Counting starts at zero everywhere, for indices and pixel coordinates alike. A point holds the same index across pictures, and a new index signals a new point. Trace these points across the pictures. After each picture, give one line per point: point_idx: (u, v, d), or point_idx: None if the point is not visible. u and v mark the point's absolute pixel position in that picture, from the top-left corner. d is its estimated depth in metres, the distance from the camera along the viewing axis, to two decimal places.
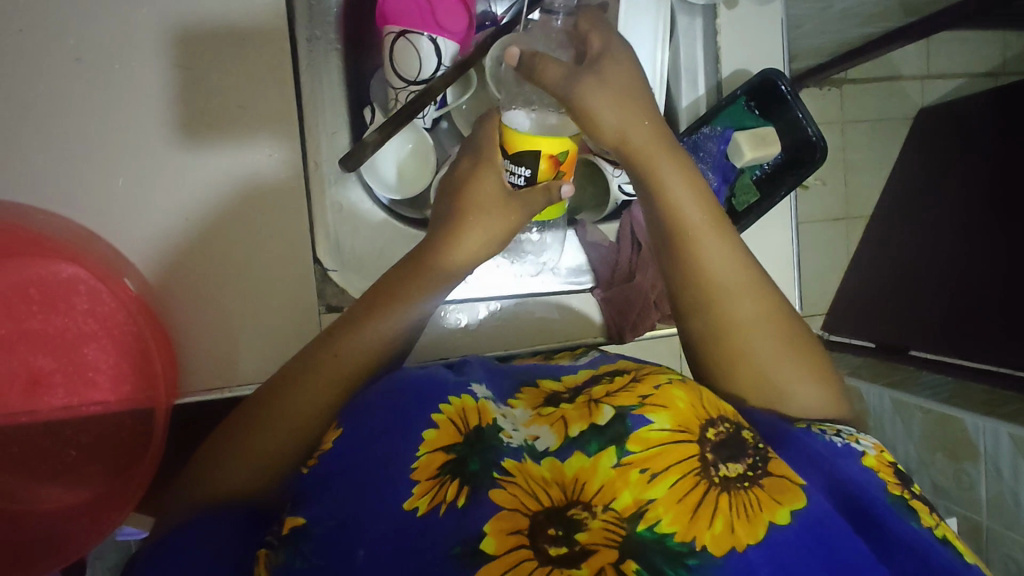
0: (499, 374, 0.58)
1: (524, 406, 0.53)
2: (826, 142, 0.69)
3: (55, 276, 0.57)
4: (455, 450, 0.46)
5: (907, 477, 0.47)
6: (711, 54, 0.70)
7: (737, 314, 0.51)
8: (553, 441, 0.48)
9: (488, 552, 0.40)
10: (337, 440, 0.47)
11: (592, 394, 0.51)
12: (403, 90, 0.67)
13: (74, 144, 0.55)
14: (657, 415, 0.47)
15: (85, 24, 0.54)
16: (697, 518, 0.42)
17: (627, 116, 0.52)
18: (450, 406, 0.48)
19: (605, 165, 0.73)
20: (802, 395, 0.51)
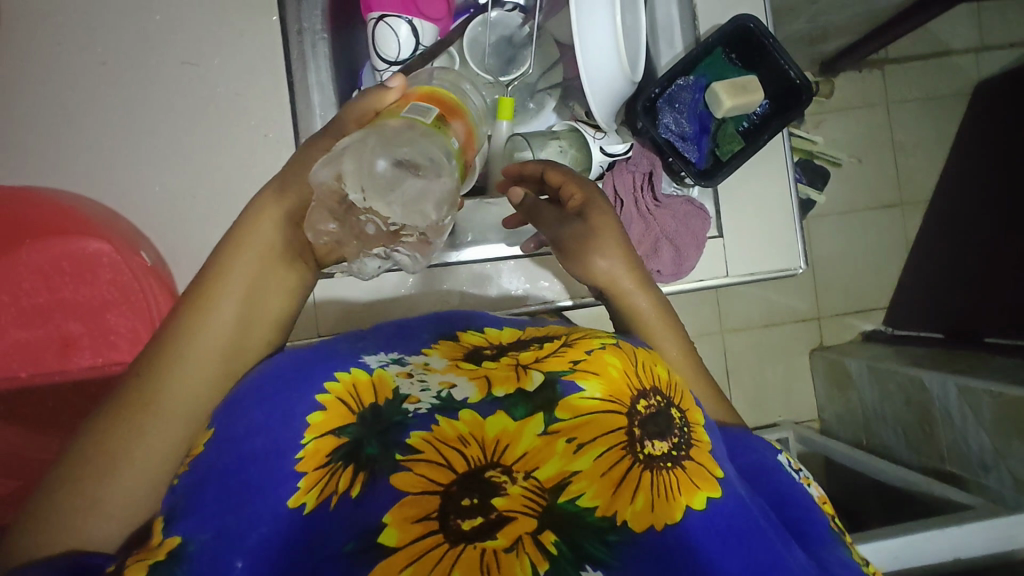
0: (413, 329, 0.53)
1: (438, 358, 0.48)
2: (812, 82, 0.67)
3: (82, 250, 0.64)
4: (350, 432, 0.42)
5: (842, 525, 0.51)
6: (687, 13, 0.71)
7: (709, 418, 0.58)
8: (472, 392, 0.43)
9: (389, 545, 0.36)
10: (207, 440, 0.43)
11: (519, 359, 0.47)
12: (387, 71, 0.72)
13: (94, 133, 0.64)
14: (588, 382, 0.44)
15: (108, 36, 0.65)
16: (620, 494, 0.39)
17: (616, 265, 0.60)
18: (338, 383, 0.44)
19: (586, 129, 0.74)
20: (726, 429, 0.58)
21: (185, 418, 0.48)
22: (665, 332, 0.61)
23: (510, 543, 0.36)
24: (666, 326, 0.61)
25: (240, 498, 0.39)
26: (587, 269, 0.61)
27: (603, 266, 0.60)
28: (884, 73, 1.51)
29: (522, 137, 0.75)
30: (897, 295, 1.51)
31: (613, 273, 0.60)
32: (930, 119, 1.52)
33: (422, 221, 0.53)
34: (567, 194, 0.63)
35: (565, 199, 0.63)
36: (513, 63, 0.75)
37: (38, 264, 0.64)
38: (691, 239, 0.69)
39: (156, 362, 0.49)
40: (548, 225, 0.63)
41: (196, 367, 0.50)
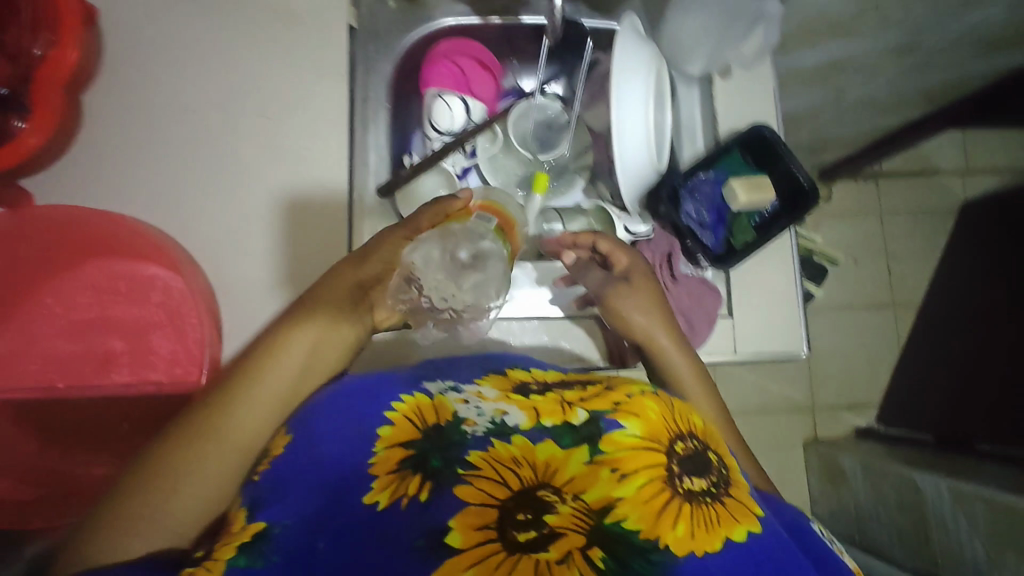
0: (468, 367, 0.62)
1: (490, 389, 0.56)
2: (819, 188, 0.74)
3: (140, 274, 0.69)
4: (415, 446, 0.49)
5: None
6: (708, 116, 0.80)
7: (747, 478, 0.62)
8: (523, 420, 0.51)
9: (454, 547, 0.42)
10: (286, 444, 0.53)
11: (564, 397, 0.54)
12: (437, 140, 0.79)
13: (168, 168, 0.70)
14: (629, 421, 0.49)
15: (196, 86, 0.72)
16: (662, 520, 0.44)
17: (651, 317, 0.68)
18: (405, 403, 0.53)
19: (612, 209, 0.82)
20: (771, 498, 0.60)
21: (244, 450, 0.54)
22: (699, 386, 0.66)
23: (561, 556, 0.42)
24: (703, 377, 0.67)
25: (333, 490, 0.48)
26: (624, 321, 0.69)
27: (638, 315, 0.68)
28: (878, 186, 1.63)
29: (556, 210, 0.84)
30: (889, 395, 1.55)
31: (653, 328, 0.68)
32: (920, 232, 1.62)
33: (484, 301, 0.63)
34: (612, 257, 0.71)
35: (611, 264, 0.72)
36: (550, 144, 0.83)
37: (98, 280, 0.70)
38: (703, 315, 0.75)
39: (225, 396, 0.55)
40: (595, 286, 0.72)
41: (259, 405, 0.55)
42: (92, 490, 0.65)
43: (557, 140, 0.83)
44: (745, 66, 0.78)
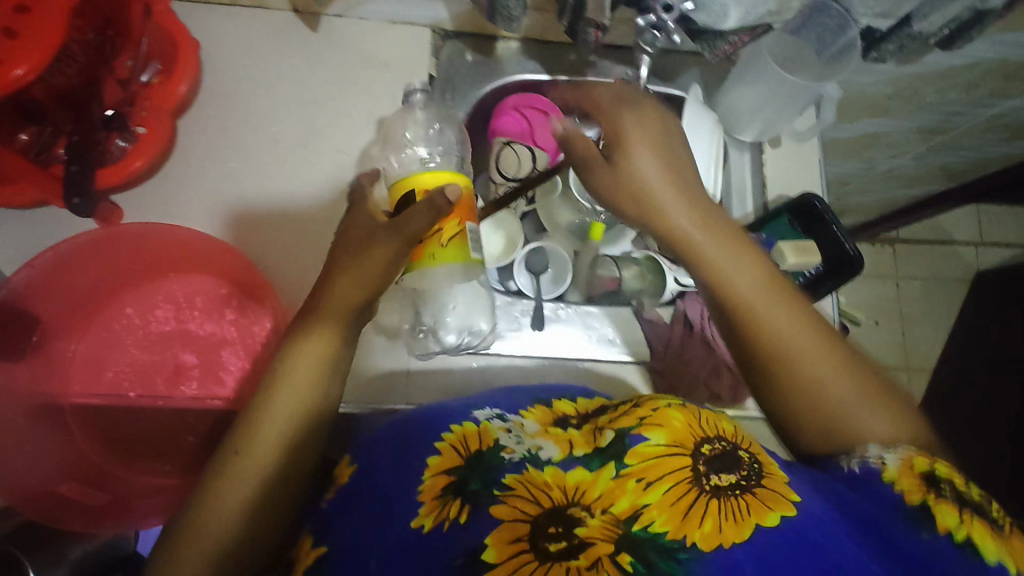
0: (513, 396, 0.64)
1: (531, 422, 0.58)
2: (864, 256, 0.78)
3: (217, 292, 0.72)
4: (457, 472, 0.52)
5: (939, 480, 0.45)
6: (758, 181, 0.85)
7: (823, 379, 0.52)
8: (556, 453, 0.53)
9: (490, 562, 0.44)
10: (351, 473, 0.57)
11: (596, 422, 0.55)
12: (503, 185, 0.84)
13: (252, 194, 0.75)
14: (652, 432, 0.50)
15: (284, 119, 0.77)
16: (688, 518, 0.44)
17: (665, 181, 0.60)
18: (453, 434, 0.55)
19: (664, 261, 0.84)
20: (876, 432, 0.50)
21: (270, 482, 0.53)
22: (752, 266, 0.57)
23: (591, 562, 0.43)
24: (742, 248, 0.58)
25: (384, 504, 0.52)
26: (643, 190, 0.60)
27: (657, 172, 0.60)
28: (895, 251, 1.68)
29: (611, 258, 0.87)
30: None
31: (659, 189, 0.60)
32: (934, 297, 1.67)
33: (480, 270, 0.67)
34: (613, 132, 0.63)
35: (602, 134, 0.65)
36: (607, 196, 0.86)
37: (176, 296, 0.73)
38: None
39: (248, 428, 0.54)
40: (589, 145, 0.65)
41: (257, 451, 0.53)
42: (154, 493, 0.66)
43: None
44: (796, 138, 0.85)
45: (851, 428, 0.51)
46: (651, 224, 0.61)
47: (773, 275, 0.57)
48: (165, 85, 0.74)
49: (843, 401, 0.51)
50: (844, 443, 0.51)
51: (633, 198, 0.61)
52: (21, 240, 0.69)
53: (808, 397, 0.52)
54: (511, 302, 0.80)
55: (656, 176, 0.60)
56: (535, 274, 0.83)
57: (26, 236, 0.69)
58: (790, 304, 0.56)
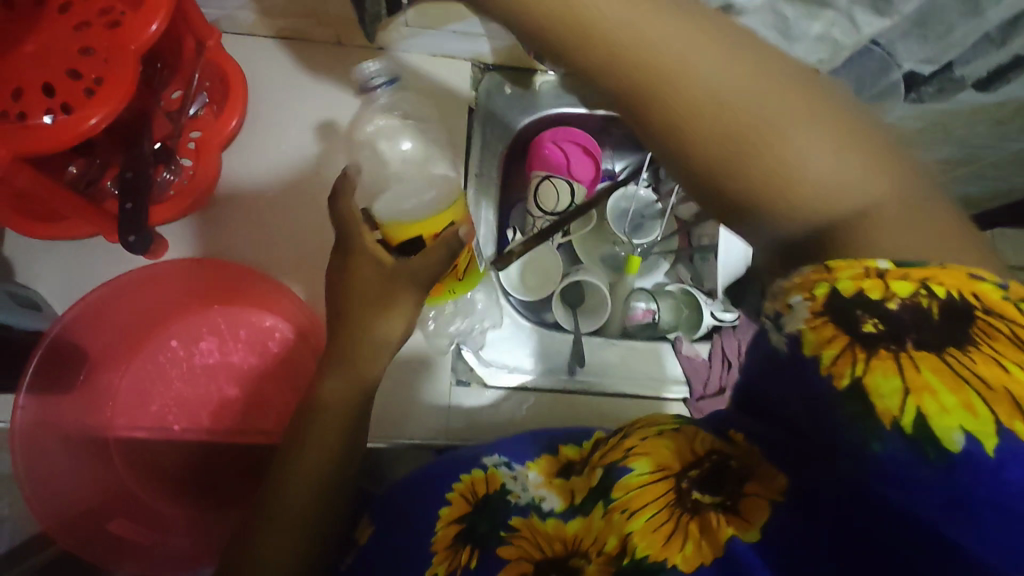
0: (527, 441, 0.63)
1: (536, 472, 0.58)
2: None
3: (260, 324, 0.73)
4: (465, 519, 0.54)
5: (895, 310, 0.32)
6: None
7: (782, 148, 0.36)
8: (558, 502, 0.53)
9: None
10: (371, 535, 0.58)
11: (592, 461, 0.52)
12: (541, 219, 0.84)
13: (287, 220, 0.77)
14: (638, 461, 0.45)
15: (327, 152, 0.79)
16: (671, 542, 0.41)
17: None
18: (461, 483, 0.58)
19: (699, 295, 0.85)
20: (824, 176, 0.36)
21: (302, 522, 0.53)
22: (661, 23, 0.36)
23: None
24: None
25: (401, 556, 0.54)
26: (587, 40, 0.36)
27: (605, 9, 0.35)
28: None
29: (646, 292, 0.87)
30: None
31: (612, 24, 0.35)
32: None
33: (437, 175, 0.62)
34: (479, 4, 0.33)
35: None
36: (641, 230, 0.88)
37: (218, 328, 0.73)
38: None
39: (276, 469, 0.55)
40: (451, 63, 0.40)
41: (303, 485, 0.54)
42: (185, 527, 0.68)
43: (647, 224, 0.88)
44: None
45: (865, 258, 0.35)
46: (620, 56, 0.36)
47: (760, 53, 0.37)
48: (216, 120, 0.75)
49: (825, 181, 0.36)
50: (772, 200, 0.37)
51: (615, 64, 0.36)
52: (74, 271, 0.71)
53: (784, 177, 0.36)
54: (548, 336, 0.82)
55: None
56: (571, 308, 0.83)
57: (79, 266, 0.71)
58: (801, 92, 0.37)
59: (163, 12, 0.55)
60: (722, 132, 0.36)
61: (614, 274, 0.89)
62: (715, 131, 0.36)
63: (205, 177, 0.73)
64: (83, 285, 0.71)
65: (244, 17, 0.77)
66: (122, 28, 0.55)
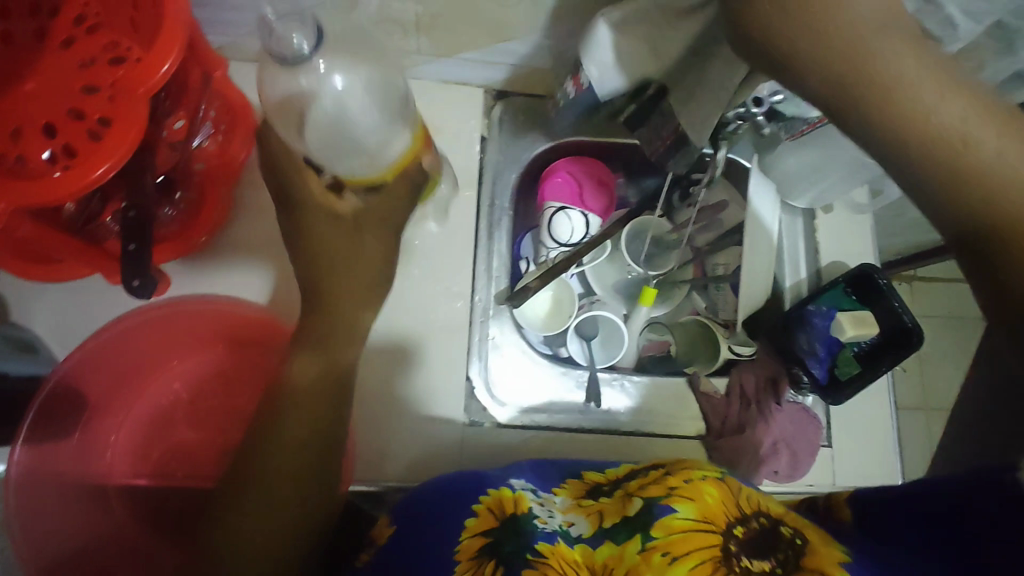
0: (544, 466, 0.64)
1: (564, 498, 0.57)
2: (922, 328, 0.75)
3: (265, 366, 0.68)
4: (492, 534, 0.52)
5: None
6: (811, 247, 0.85)
7: (924, 97, 0.40)
8: (586, 528, 0.51)
9: None
10: (389, 534, 0.57)
11: (626, 488, 0.54)
12: (554, 249, 0.82)
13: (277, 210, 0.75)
14: (682, 505, 0.48)
15: None
16: None
17: None
18: (490, 496, 0.56)
19: (716, 326, 0.83)
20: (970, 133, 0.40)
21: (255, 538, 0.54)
22: None
23: None
24: None
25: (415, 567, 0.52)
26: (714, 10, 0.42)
27: None
28: None
29: (661, 323, 0.87)
30: None
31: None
32: None
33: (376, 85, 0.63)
34: None
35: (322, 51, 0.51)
36: (658, 259, 0.85)
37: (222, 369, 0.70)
38: (805, 446, 0.76)
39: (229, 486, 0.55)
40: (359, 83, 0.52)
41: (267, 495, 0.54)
42: None
43: (665, 254, 0.85)
44: (850, 208, 0.85)
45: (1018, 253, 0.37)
46: (871, 102, 0.41)
47: (1006, 114, 0.40)
48: (222, 152, 0.72)
49: (961, 127, 0.40)
50: (899, 119, 0.41)
51: (843, 76, 0.41)
52: (71, 309, 0.68)
53: (914, 108, 0.40)
54: (564, 372, 0.79)
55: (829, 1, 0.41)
56: (586, 340, 0.82)
57: (76, 305, 0.68)
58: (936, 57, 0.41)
59: (176, 52, 0.51)
60: (854, 48, 0.41)
61: (627, 304, 0.87)
62: (865, 94, 0.41)
63: (208, 215, 0.72)
64: (81, 325, 0.68)
65: (253, 44, 0.75)
66: (135, 67, 0.52)
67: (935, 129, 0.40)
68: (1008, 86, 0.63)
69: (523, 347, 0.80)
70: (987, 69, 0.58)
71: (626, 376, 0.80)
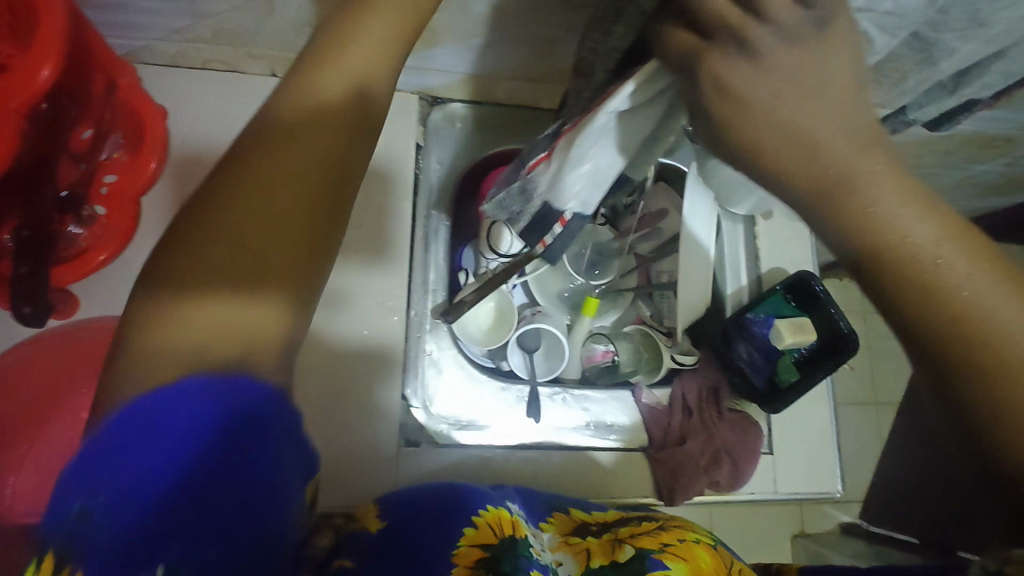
0: (532, 498, 0.62)
1: (552, 532, 0.55)
2: (859, 336, 0.74)
3: None
4: (491, 550, 0.44)
5: None
6: (751, 254, 0.86)
7: (878, 208, 0.34)
8: (575, 567, 0.49)
9: None
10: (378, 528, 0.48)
11: (618, 533, 0.53)
12: (494, 260, 0.78)
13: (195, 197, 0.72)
14: (674, 562, 0.46)
15: None
16: None
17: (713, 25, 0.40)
18: (486, 511, 0.48)
19: (658, 335, 0.82)
20: (935, 255, 0.34)
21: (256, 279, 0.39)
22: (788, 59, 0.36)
23: None
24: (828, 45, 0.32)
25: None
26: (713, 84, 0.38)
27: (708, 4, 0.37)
28: None
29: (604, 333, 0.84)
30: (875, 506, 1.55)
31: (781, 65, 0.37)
32: None
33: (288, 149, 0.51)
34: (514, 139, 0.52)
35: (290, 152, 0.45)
36: (601, 267, 0.84)
37: None
38: (745, 453, 0.76)
39: (207, 224, 0.39)
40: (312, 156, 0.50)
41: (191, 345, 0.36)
42: None
43: (610, 258, 0.83)
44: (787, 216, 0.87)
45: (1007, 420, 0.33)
46: (847, 220, 0.35)
47: (959, 228, 0.35)
48: (131, 165, 0.69)
49: (927, 250, 0.34)
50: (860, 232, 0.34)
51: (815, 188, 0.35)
52: None
53: (872, 230, 0.34)
54: (504, 387, 0.78)
55: (791, 100, 0.34)
56: (527, 352, 0.78)
57: None
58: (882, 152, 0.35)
59: (59, 58, 0.50)
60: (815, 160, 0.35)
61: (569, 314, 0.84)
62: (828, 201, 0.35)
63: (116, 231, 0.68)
64: None
65: (167, 47, 0.71)
66: (9, 76, 0.49)
67: (919, 262, 0.34)
68: (930, 95, 0.63)
69: (463, 361, 0.79)
70: (910, 78, 0.58)
71: (569, 387, 0.80)
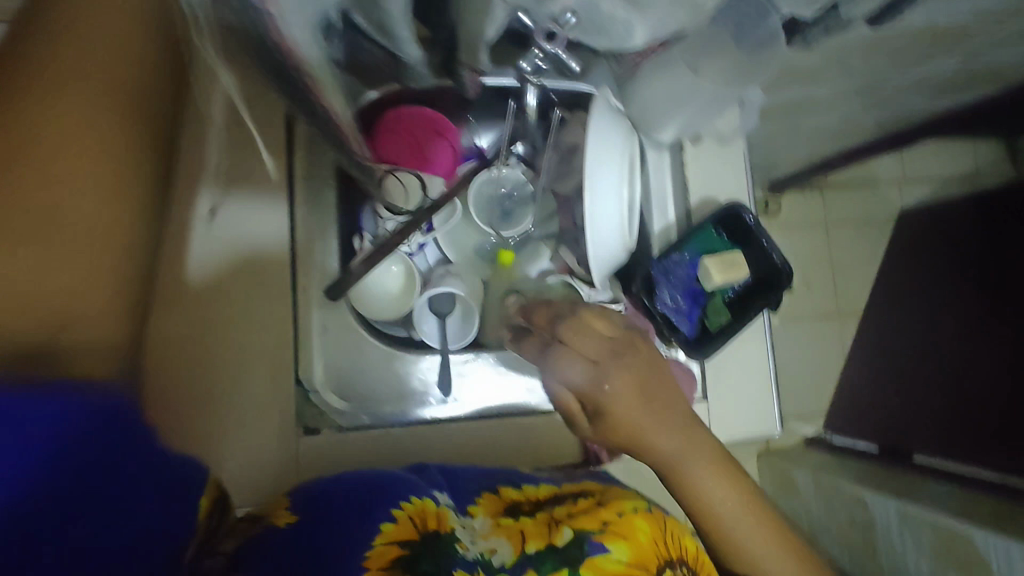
0: (457, 481, 0.59)
1: (482, 519, 0.53)
2: (790, 267, 0.76)
3: None
4: (412, 546, 0.45)
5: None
6: (679, 184, 0.77)
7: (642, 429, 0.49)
8: (510, 555, 0.48)
9: None
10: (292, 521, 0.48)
11: (555, 515, 0.51)
12: (390, 219, 0.70)
13: None
14: (616, 544, 0.46)
15: None
16: None
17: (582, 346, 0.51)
18: (411, 504, 0.49)
19: (581, 286, 0.75)
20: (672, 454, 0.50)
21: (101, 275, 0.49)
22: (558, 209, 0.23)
23: None
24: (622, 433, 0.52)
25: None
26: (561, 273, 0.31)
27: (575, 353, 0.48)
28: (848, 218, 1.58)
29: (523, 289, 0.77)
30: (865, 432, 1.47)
31: None
32: None
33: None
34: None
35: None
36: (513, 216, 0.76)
37: None
38: None
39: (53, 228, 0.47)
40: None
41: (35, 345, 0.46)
42: None
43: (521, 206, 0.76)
44: (717, 142, 0.76)
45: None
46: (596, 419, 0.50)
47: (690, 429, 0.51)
48: None
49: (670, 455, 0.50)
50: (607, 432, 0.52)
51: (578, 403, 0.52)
52: None
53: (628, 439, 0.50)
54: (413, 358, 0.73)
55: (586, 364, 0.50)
56: (439, 316, 0.71)
57: None
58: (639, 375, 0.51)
59: None
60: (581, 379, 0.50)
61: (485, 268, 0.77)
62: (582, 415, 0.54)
63: None
64: None
65: None
66: None
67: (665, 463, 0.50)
68: None
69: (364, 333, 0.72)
70: None
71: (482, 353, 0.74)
